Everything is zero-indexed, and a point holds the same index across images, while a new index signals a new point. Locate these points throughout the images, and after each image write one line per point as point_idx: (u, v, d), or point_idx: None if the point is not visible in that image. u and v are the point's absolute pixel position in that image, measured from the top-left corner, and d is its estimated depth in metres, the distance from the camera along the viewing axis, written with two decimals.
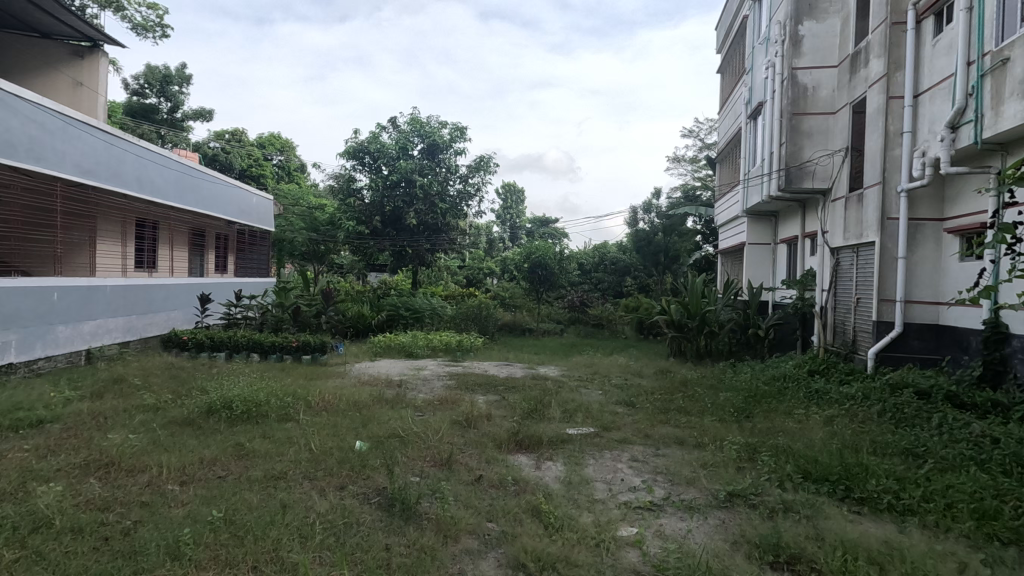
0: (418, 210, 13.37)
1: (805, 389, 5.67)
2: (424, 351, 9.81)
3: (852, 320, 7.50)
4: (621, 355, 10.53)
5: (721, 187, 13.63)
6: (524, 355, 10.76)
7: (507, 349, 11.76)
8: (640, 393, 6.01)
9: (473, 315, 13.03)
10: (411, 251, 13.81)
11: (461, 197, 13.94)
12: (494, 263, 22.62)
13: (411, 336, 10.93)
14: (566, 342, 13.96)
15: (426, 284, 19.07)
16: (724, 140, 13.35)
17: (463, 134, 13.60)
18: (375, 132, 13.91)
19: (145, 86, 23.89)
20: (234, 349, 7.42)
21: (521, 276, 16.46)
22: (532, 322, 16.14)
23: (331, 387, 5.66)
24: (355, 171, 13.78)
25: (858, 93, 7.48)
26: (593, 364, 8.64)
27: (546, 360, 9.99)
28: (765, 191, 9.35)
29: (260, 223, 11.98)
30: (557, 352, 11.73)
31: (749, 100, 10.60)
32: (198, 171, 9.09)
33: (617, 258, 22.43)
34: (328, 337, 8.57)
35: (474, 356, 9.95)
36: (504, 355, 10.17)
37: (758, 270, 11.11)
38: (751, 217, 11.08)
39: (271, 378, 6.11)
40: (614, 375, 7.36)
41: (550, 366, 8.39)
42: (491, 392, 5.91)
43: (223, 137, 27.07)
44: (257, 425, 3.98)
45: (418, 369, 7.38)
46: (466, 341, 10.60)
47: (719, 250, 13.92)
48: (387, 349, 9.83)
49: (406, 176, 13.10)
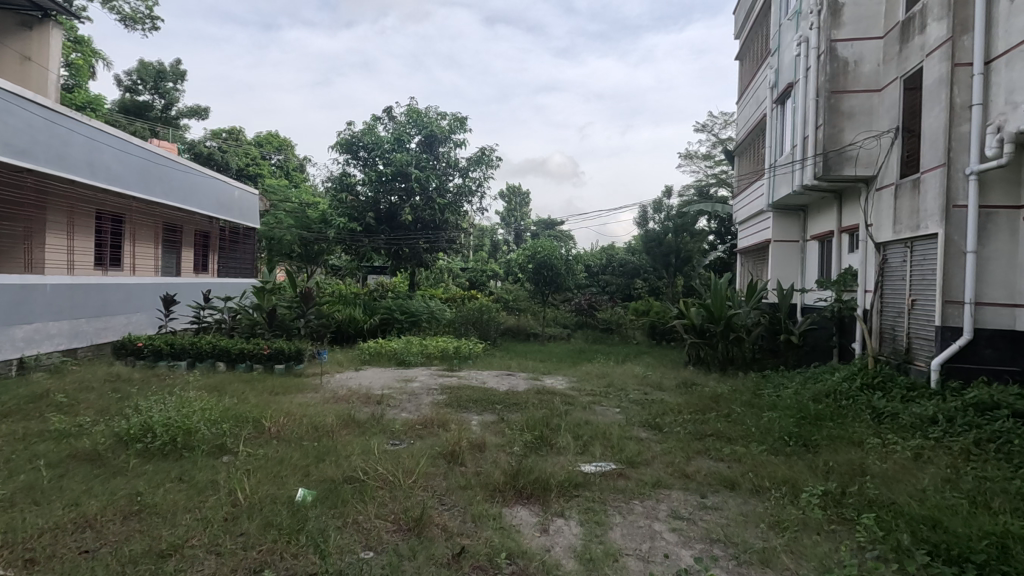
0: (415, 205, 12.47)
1: (867, 407, 4.70)
2: (419, 358, 8.91)
3: (906, 324, 6.52)
4: (636, 363, 9.58)
5: (741, 182, 12.64)
6: (529, 363, 9.82)
7: (511, 355, 10.83)
8: (665, 412, 5.04)
9: (474, 318, 12.10)
10: (408, 250, 12.91)
11: (462, 192, 13.03)
12: (497, 265, 21.69)
13: (404, 341, 10.02)
14: (574, 348, 12.99)
15: (425, 286, 18.17)
16: (744, 131, 12.38)
17: (463, 124, 12.69)
18: (369, 123, 12.98)
19: (139, 83, 23.17)
20: (197, 357, 6.52)
21: (525, 278, 15.53)
22: (538, 326, 15.20)
23: (298, 405, 4.75)
24: (348, 165, 12.89)
25: (912, 64, 6.50)
26: (605, 374, 7.69)
27: (553, 369, 9.06)
28: (797, 182, 8.37)
29: (244, 220, 11.11)
30: (565, 360, 10.77)
31: (776, 83, 9.63)
32: (167, 160, 8.22)
33: (625, 259, 21.46)
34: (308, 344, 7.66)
35: (474, 364, 9.03)
36: (506, 364, 9.24)
37: (785, 270, 10.14)
38: (778, 212, 10.10)
39: (231, 391, 5.21)
40: (631, 388, 6.41)
41: (558, 377, 7.45)
42: (489, 410, 4.98)
43: (220, 136, 26.33)
44: (178, 461, 3.07)
45: (407, 381, 6.46)
46: (465, 347, 9.68)
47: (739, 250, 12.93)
48: (376, 356, 8.90)
49: (403, 169, 12.19)
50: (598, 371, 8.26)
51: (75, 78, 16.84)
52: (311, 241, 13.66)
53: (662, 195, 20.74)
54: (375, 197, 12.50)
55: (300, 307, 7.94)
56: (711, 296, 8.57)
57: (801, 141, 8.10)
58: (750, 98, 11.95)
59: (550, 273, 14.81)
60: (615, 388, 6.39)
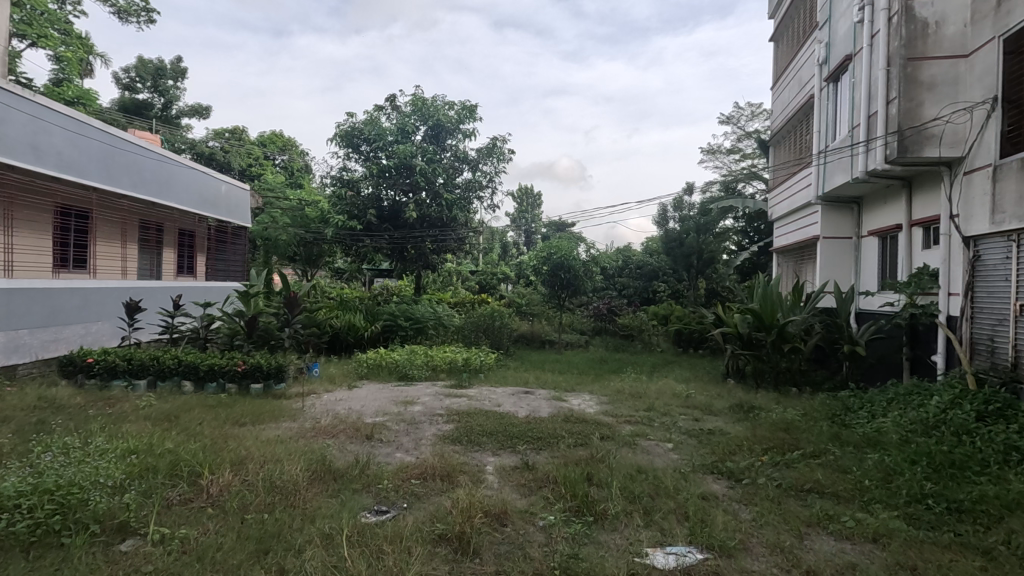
0: (419, 202, 11.42)
1: (1008, 445, 3.59)
2: (424, 373, 7.83)
3: (1012, 334, 5.38)
4: (672, 377, 8.47)
5: (779, 174, 11.48)
6: (549, 376, 8.75)
7: (526, 367, 9.76)
8: (734, 451, 3.95)
9: (485, 325, 11.02)
10: (412, 251, 11.88)
11: (471, 188, 11.95)
12: (509, 268, 20.63)
13: (407, 352, 8.97)
14: (595, 358, 11.88)
15: (433, 290, 17.19)
16: (782, 117, 11.23)
17: (473, 113, 11.62)
18: (371, 113, 11.94)
19: (137, 80, 22.38)
20: (159, 376, 5.51)
21: (539, 281, 14.42)
22: (554, 333, 14.09)
23: (265, 444, 3.71)
24: (349, 159, 11.89)
25: (1016, 19, 5.36)
26: (641, 391, 6.62)
27: (577, 383, 7.99)
28: (859, 168, 7.24)
29: (233, 217, 10.14)
30: (586, 372, 9.69)
31: (827, 58, 8.49)
32: (137, 147, 7.25)
33: (643, 261, 20.41)
34: (295, 357, 6.65)
35: (487, 378, 7.96)
36: (522, 377, 8.18)
37: (836, 270, 8.96)
38: (828, 206, 8.96)
39: (186, 423, 4.19)
40: (676, 414, 5.33)
41: (586, 395, 6.38)
42: (508, 449, 3.90)
43: (222, 137, 25.60)
44: (45, 560, 2.04)
45: (407, 404, 5.40)
46: (477, 358, 8.62)
47: (775, 249, 11.78)
48: (376, 369, 7.89)
49: (406, 161, 11.15)
50: (630, 386, 7.18)
51: (65, 72, 16.06)
52: (308, 244, 12.65)
53: (683, 194, 19.58)
54: (378, 193, 11.52)
55: (285, 317, 6.86)
56: (759, 301, 7.41)
57: (865, 120, 7.00)
58: (788, 83, 10.82)
59: (567, 278, 13.53)
60: (658, 413, 5.30)
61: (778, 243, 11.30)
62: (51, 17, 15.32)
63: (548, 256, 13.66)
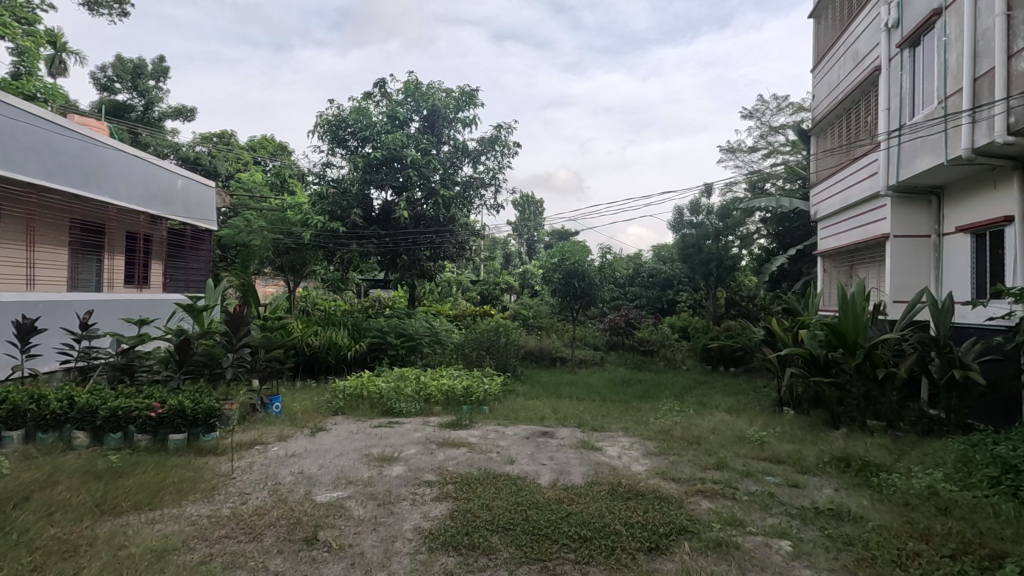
0: (412, 200, 9.91)
1: None
2: (414, 407, 6.29)
3: None
4: (718, 408, 6.95)
5: (826, 167, 9.99)
6: (567, 406, 7.25)
7: (537, 393, 8.27)
8: (904, 565, 2.44)
9: (489, 343, 9.43)
10: (405, 258, 10.39)
11: (471, 183, 10.45)
12: (512, 277, 19.18)
13: (394, 378, 7.46)
14: (615, 379, 10.36)
15: (431, 302, 15.75)
16: (828, 102, 9.78)
17: (473, 99, 10.16)
18: (358, 101, 10.48)
19: (115, 80, 21.10)
20: (39, 426, 4.00)
21: (548, 292, 12.88)
22: (566, 349, 12.59)
23: (125, 570, 2.20)
24: (332, 152, 10.43)
25: None
26: (693, 431, 5.11)
27: (605, 417, 6.48)
28: (959, 145, 5.78)
29: (195, 218, 8.67)
30: (610, 399, 8.15)
31: (900, 21, 7.06)
32: (51, 124, 5.78)
33: (655, 269, 19.39)
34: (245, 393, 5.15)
35: (493, 410, 6.44)
36: (536, 408, 6.68)
37: (911, 276, 7.45)
38: (900, 198, 7.46)
39: (28, 515, 2.67)
40: (759, 474, 3.82)
41: (623, 440, 4.88)
42: (533, 568, 2.39)
43: (210, 141, 24.31)
44: None
45: (384, 463, 3.87)
46: (480, 384, 7.11)
47: (821, 253, 10.27)
48: (356, 402, 6.36)
49: (396, 152, 9.68)
50: (675, 423, 5.68)
51: (26, 65, 14.67)
52: (288, 252, 11.17)
53: (702, 197, 18.12)
54: (365, 190, 10.10)
55: (227, 338, 5.15)
56: (840, 309, 5.71)
57: (971, 85, 5.55)
58: (836, 61, 9.35)
59: (580, 287, 11.93)
60: (734, 475, 3.78)
61: (827, 246, 9.80)
62: (11, 6, 13.99)
63: (559, 262, 12.03)
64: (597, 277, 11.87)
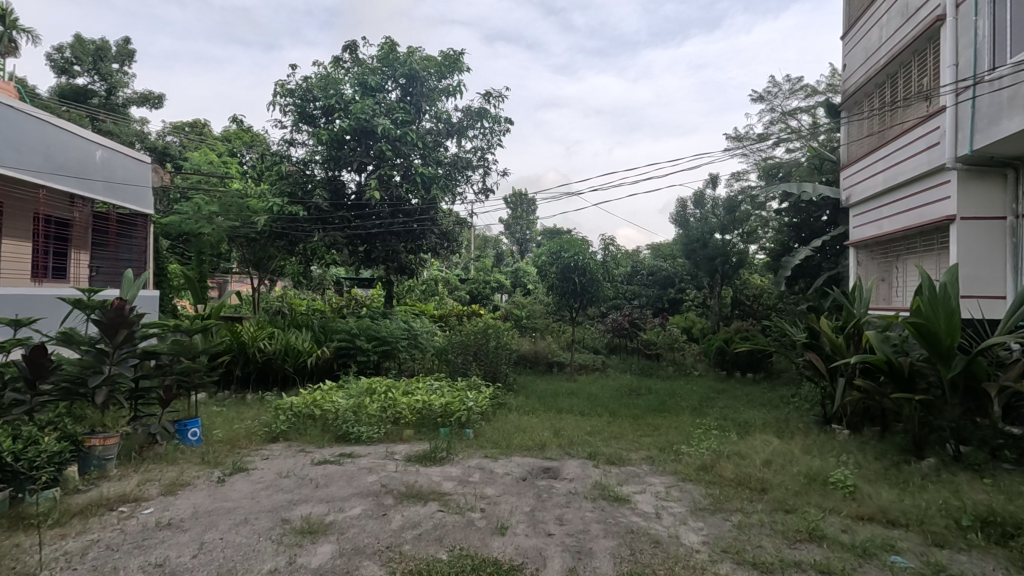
0: (385, 179, 8.49)
1: None
2: (377, 430, 4.92)
3: None
4: (757, 429, 5.65)
5: (864, 145, 8.70)
6: (572, 425, 5.91)
7: (533, 407, 6.92)
8: None
9: (476, 346, 8.08)
10: (379, 248, 9.00)
11: (455, 162, 9.08)
12: (503, 275, 17.83)
13: (357, 392, 6.08)
14: (622, 388, 9.05)
15: (414, 302, 14.36)
16: (867, 69, 8.50)
17: (459, 64, 8.77)
18: (325, 67, 9.02)
19: (74, 62, 19.39)
20: None
21: (544, 289, 11.54)
22: (563, 353, 11.27)
23: None
24: (294, 126, 9.00)
25: None
26: (747, 468, 3.80)
27: (619, 442, 5.17)
28: None
29: (122, 199, 7.25)
30: (621, 415, 6.81)
31: None
32: None
33: (656, 266, 18.15)
34: (143, 435, 3.88)
35: (478, 433, 5.09)
36: (533, 430, 5.35)
37: (983, 265, 6.18)
38: (969, 172, 6.19)
39: None
40: (881, 553, 2.49)
41: (656, 486, 3.55)
42: None
43: (182, 131, 22.71)
44: None
45: (304, 540, 2.50)
46: (464, 398, 5.75)
47: (855, 243, 9.02)
48: (303, 426, 4.98)
49: (367, 124, 8.25)
50: (716, 454, 4.37)
51: None
52: (247, 243, 9.76)
53: (706, 189, 16.88)
54: (332, 170, 8.68)
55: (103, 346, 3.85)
56: (928, 299, 4.35)
57: None
58: (876, 20, 8.09)
59: (579, 284, 10.60)
60: (845, 557, 2.46)
61: (865, 236, 8.53)
62: None
63: (556, 255, 10.65)
64: (599, 272, 10.54)
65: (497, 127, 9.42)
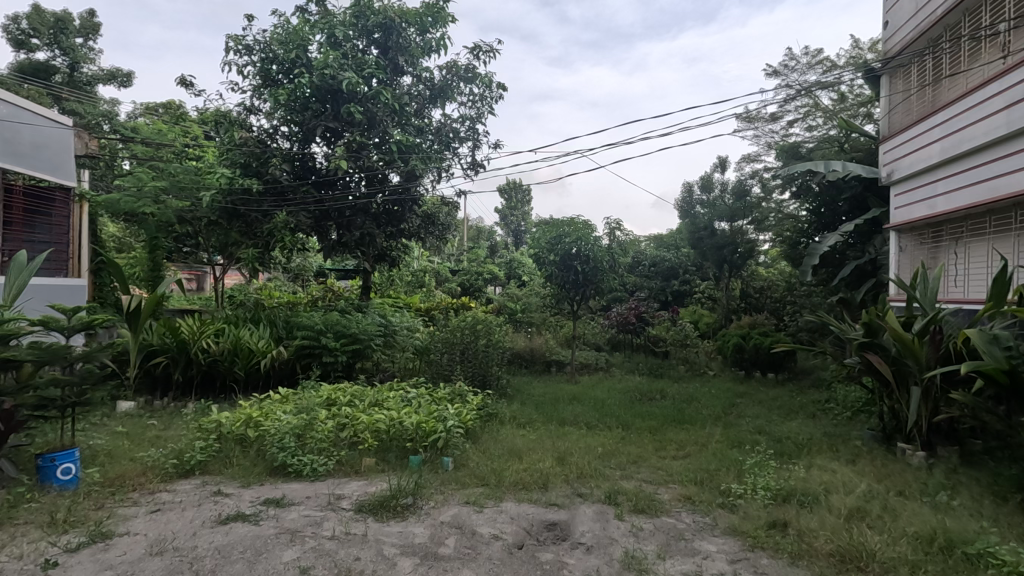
0: (356, 148, 7.24)
1: None
2: (326, 459, 3.75)
3: None
4: (809, 454, 4.54)
5: (913, 111, 7.52)
6: (579, 446, 4.77)
7: (530, 420, 5.77)
8: None
9: (462, 345, 6.93)
10: (352, 230, 7.78)
11: (439, 131, 7.86)
12: (497, 266, 16.64)
13: (311, 405, 4.88)
14: (631, 392, 7.91)
15: (400, 293, 13.17)
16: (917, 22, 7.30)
17: (443, 15, 7.53)
18: (286, 18, 7.71)
19: (32, 34, 17.73)
20: None
21: (542, 280, 10.38)
22: (563, 351, 10.13)
23: None
24: (251, 88, 7.71)
25: None
26: (839, 532, 2.67)
27: (643, 474, 4.02)
28: None
29: (32, 166, 5.98)
30: (636, 429, 5.65)
31: None
32: None
33: (659, 256, 17.02)
34: None
35: (460, 462, 3.93)
36: (531, 456, 4.19)
37: None
38: None
39: None
40: None
41: (714, 563, 2.41)
42: None
43: (154, 112, 21.13)
44: None
45: None
46: (443, 411, 4.58)
47: (897, 226, 7.88)
48: (231, 455, 3.79)
49: (332, 81, 6.98)
50: (779, 498, 3.24)
51: None
52: (203, 226, 8.52)
53: (715, 173, 15.76)
54: (295, 137, 7.39)
55: None
56: None
57: None
58: None
59: (580, 273, 9.45)
60: None
61: (914, 217, 7.38)
62: None
63: (554, 241, 9.44)
64: (604, 261, 9.36)
65: (487, 92, 8.22)
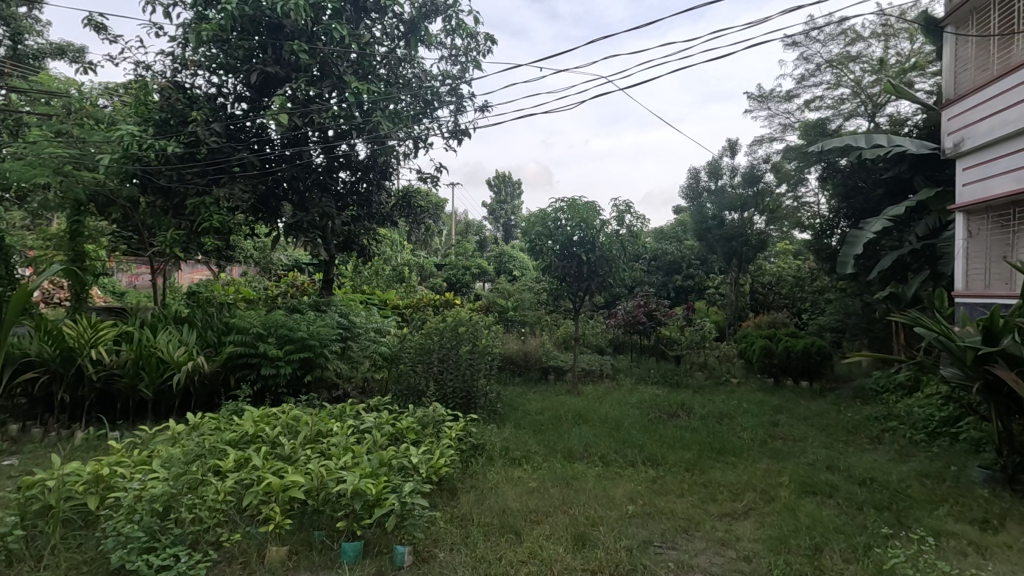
0: (305, 103, 5.74)
1: None
2: (202, 556, 2.31)
3: None
4: (929, 523, 3.19)
5: (994, 62, 6.14)
6: (600, 504, 3.37)
7: (526, 457, 4.37)
8: None
9: (441, 353, 5.52)
10: (305, 210, 6.31)
11: (412, 84, 6.37)
12: (485, 260, 15.22)
13: (214, 447, 3.42)
14: (647, 407, 6.53)
15: (377, 290, 11.74)
16: None
17: None
18: None
19: None
20: None
21: (536, 273, 8.97)
22: (561, 355, 8.74)
23: None
24: (174, 31, 6.14)
25: None
26: None
27: (705, 564, 2.63)
28: None
29: None
30: (666, 469, 4.26)
31: None
32: None
33: (662, 249, 15.71)
34: None
35: (424, 552, 2.52)
36: (534, 535, 2.78)
37: None
38: None
39: None
40: None
41: None
42: None
43: None
44: None
45: None
46: (402, 459, 3.15)
47: (965, 205, 6.55)
48: (50, 555, 2.34)
49: (272, 14, 5.45)
50: None
51: None
52: (125, 206, 6.97)
53: (724, 158, 14.40)
54: (228, 91, 5.87)
55: None
56: None
57: None
58: None
59: (583, 264, 8.03)
60: None
61: (996, 193, 6.01)
62: None
63: (553, 227, 8.03)
64: (612, 250, 7.98)
65: (472, 44, 6.82)
